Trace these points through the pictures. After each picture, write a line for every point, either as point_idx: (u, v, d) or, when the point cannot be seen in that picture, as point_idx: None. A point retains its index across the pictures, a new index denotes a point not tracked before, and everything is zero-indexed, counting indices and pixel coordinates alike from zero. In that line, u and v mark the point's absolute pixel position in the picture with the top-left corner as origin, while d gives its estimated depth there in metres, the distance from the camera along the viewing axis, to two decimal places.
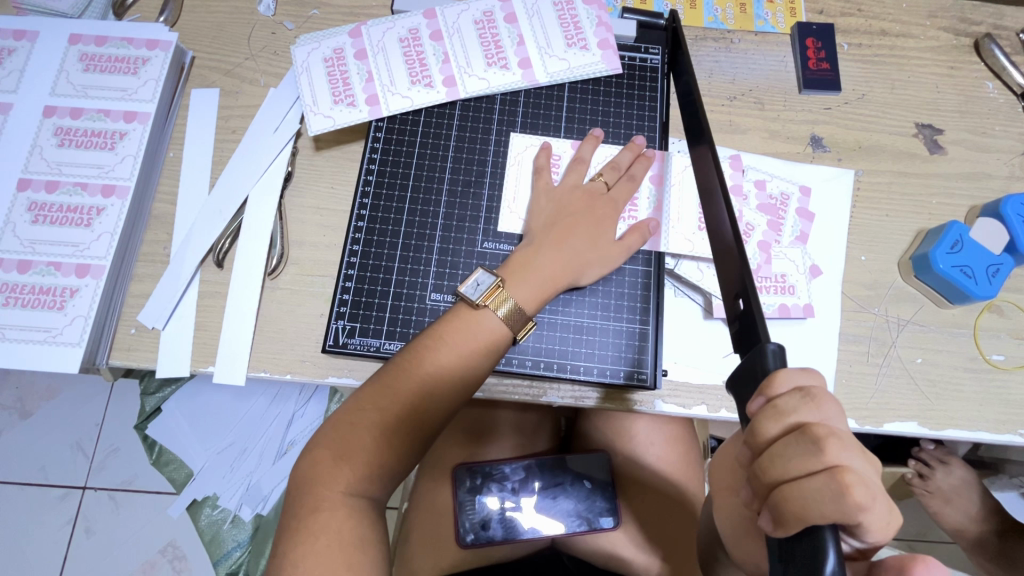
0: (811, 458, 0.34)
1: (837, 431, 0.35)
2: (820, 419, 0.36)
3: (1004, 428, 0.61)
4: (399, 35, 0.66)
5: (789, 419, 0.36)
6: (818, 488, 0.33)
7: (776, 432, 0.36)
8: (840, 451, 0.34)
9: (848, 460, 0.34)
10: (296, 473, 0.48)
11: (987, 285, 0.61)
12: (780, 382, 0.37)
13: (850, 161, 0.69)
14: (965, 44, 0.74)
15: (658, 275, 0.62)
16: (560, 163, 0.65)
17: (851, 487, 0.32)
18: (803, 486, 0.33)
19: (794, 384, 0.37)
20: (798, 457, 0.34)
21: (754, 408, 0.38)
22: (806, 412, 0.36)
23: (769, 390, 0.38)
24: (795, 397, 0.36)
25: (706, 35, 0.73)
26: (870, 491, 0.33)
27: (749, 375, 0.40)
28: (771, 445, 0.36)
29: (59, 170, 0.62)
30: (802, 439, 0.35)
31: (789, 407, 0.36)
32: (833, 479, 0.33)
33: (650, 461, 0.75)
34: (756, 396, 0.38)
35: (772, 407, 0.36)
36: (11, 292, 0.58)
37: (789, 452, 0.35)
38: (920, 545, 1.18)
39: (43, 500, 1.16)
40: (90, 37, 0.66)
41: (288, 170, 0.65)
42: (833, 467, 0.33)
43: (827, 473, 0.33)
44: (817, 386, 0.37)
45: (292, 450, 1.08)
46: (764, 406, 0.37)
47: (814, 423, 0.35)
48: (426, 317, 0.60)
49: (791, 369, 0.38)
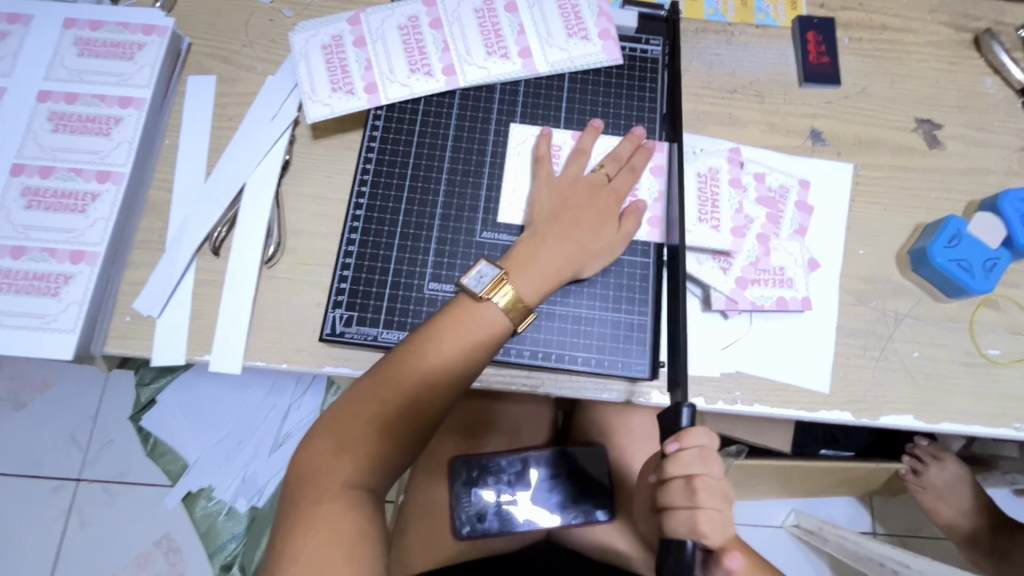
0: (685, 499, 0.47)
1: (713, 480, 0.47)
2: (705, 472, 0.47)
3: (999, 422, 0.62)
4: (398, 23, 0.66)
5: (684, 469, 0.46)
6: (680, 520, 0.46)
7: (671, 474, 0.47)
8: (706, 500, 0.46)
9: (710, 505, 0.46)
10: (295, 462, 0.48)
11: (983, 280, 0.61)
12: (689, 438, 0.46)
13: (850, 155, 0.69)
14: (965, 39, 0.74)
15: (657, 267, 0.62)
16: (560, 154, 0.65)
17: (703, 525, 0.46)
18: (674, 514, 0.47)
19: (699, 441, 0.47)
20: (676, 496, 0.47)
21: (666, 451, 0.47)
22: (695, 467, 0.47)
23: (682, 438, 0.47)
24: (693, 452, 0.47)
25: (707, 28, 0.73)
26: (720, 524, 0.46)
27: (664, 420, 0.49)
28: (668, 480, 0.48)
29: (54, 156, 0.61)
30: (685, 486, 0.46)
31: (687, 459, 0.46)
32: (692, 519, 0.46)
33: (646, 454, 0.75)
34: (670, 443, 0.47)
35: (676, 458, 0.47)
36: (4, 279, 0.58)
37: (675, 489, 0.47)
38: (913, 540, 1.19)
39: (37, 492, 1.16)
40: (86, 22, 0.65)
41: (285, 158, 0.65)
42: (697, 510, 0.46)
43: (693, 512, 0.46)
44: (711, 446, 0.47)
45: (289, 441, 1.07)
46: (670, 452, 0.47)
47: (699, 473, 0.47)
48: (424, 306, 0.60)
49: (699, 430, 0.47)
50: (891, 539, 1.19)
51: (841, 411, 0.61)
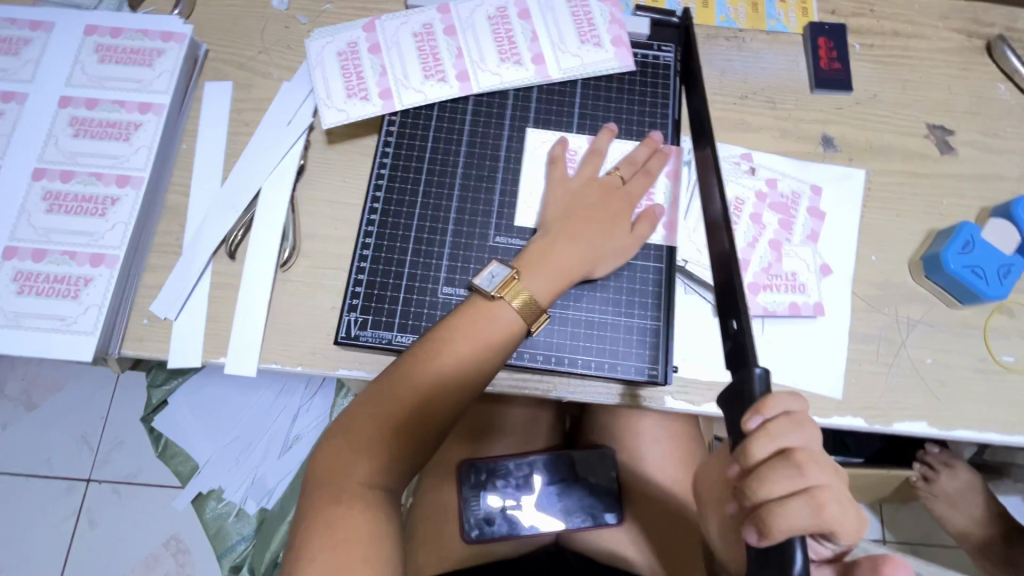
0: (793, 479, 0.38)
1: (814, 454, 0.39)
2: (804, 441, 0.40)
3: (1013, 429, 0.61)
4: (413, 30, 0.67)
5: (776, 443, 0.39)
6: (797, 510, 0.37)
7: (767, 451, 0.40)
8: (818, 473, 0.38)
9: (823, 479, 0.38)
10: (311, 464, 0.49)
11: (996, 287, 0.61)
12: (772, 406, 0.40)
13: (861, 161, 0.69)
14: (976, 45, 0.74)
15: (670, 272, 0.62)
16: (576, 157, 0.65)
17: (826, 506, 0.37)
18: (784, 505, 0.38)
19: (783, 407, 0.41)
20: (782, 478, 0.38)
21: (749, 427, 0.40)
22: (793, 436, 0.40)
23: (762, 410, 0.40)
24: (784, 421, 0.40)
25: (718, 35, 0.73)
26: (841, 507, 0.38)
27: (737, 395, 0.43)
28: (758, 464, 0.40)
29: (74, 160, 0.62)
30: (786, 462, 0.39)
31: (777, 431, 0.40)
32: (810, 500, 0.37)
33: (657, 459, 0.75)
34: (752, 416, 0.40)
35: (765, 429, 0.40)
36: (25, 281, 0.58)
37: (773, 474, 0.39)
38: (923, 548, 1.18)
39: (49, 492, 1.17)
40: (106, 29, 0.66)
41: (301, 163, 0.65)
42: (811, 488, 0.38)
43: (805, 493, 0.38)
44: (800, 410, 0.41)
45: (299, 443, 1.07)
46: (753, 428, 0.40)
47: (797, 445, 0.39)
48: (437, 310, 0.61)
49: (781, 394, 0.41)
50: (901, 547, 1.18)
51: (854, 417, 0.61)
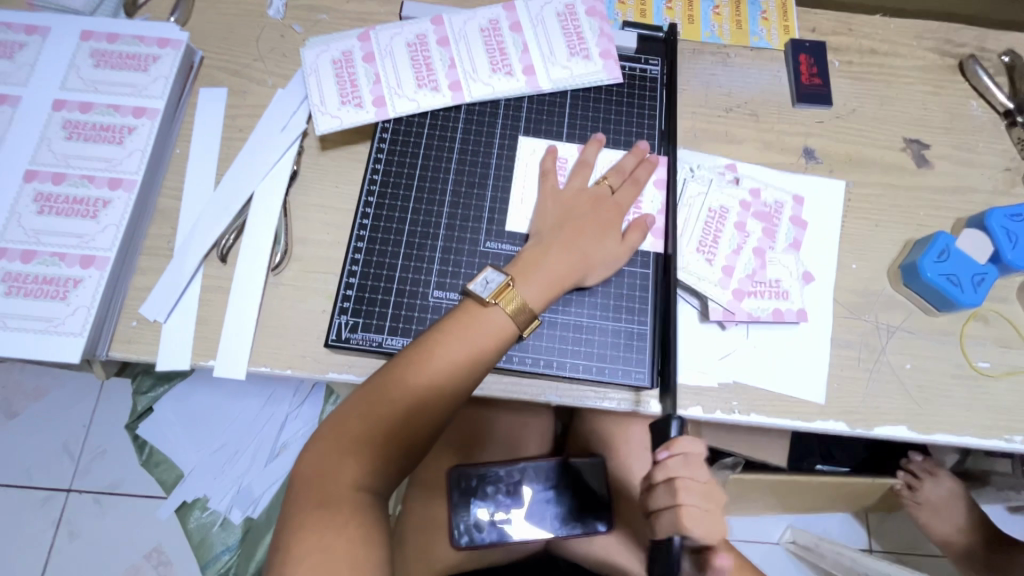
0: (674, 500, 0.51)
1: (694, 483, 0.52)
2: (693, 472, 0.52)
3: (990, 433, 0.63)
4: (407, 40, 0.68)
5: (670, 473, 0.52)
6: (668, 523, 0.51)
7: (662, 477, 0.52)
8: (693, 497, 0.51)
9: (696, 504, 0.51)
10: (299, 466, 0.49)
11: (972, 294, 0.63)
12: (678, 445, 0.51)
13: (842, 172, 0.71)
14: (950, 64, 0.77)
15: (657, 277, 0.64)
16: (566, 166, 0.67)
17: (685, 521, 0.51)
18: (661, 516, 0.52)
19: (685, 448, 0.52)
20: (667, 497, 0.52)
21: (657, 457, 0.52)
22: (682, 470, 0.52)
23: (670, 446, 0.52)
24: (680, 458, 0.52)
25: (703, 50, 0.75)
26: (704, 521, 0.51)
27: (657, 431, 0.54)
28: (656, 484, 0.53)
29: (67, 162, 0.63)
30: (671, 487, 0.51)
31: (673, 464, 0.52)
32: (679, 516, 0.51)
33: (643, 465, 0.75)
34: (660, 450, 0.52)
35: (666, 460, 0.52)
36: (13, 282, 0.58)
37: (661, 493, 0.52)
38: (909, 558, 1.19)
39: (27, 502, 1.14)
40: (102, 34, 0.67)
41: (294, 169, 0.66)
42: (683, 509, 0.51)
43: (678, 511, 0.51)
44: (698, 449, 0.52)
45: (285, 452, 1.07)
46: (660, 458, 0.52)
47: (682, 476, 0.52)
48: (428, 313, 0.61)
49: (685, 438, 0.52)
50: (887, 556, 1.19)
51: (836, 421, 0.62)
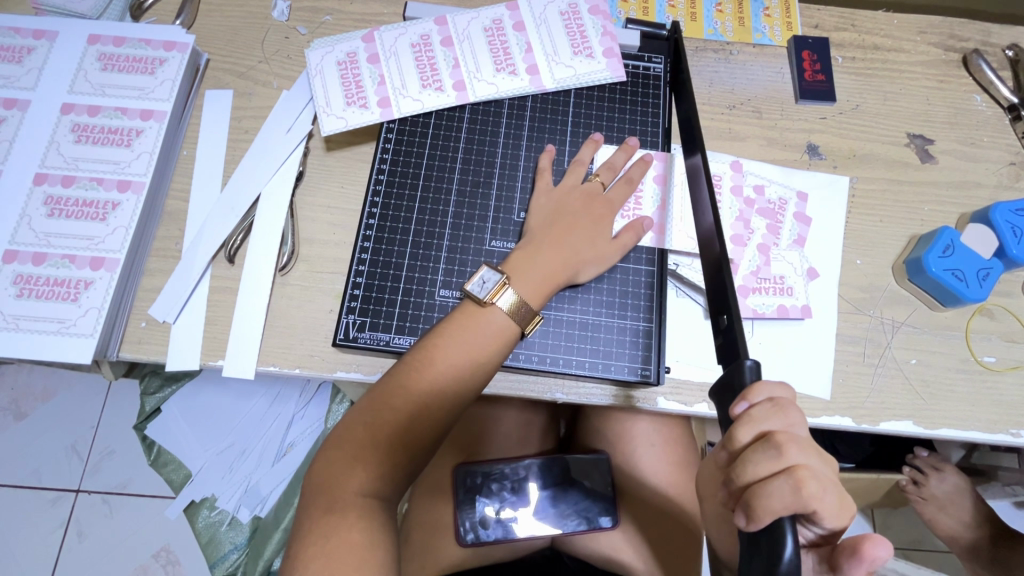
0: (773, 461, 0.40)
1: (796, 437, 0.41)
2: (786, 425, 0.41)
3: (996, 428, 0.63)
4: (411, 40, 0.69)
5: (759, 427, 0.41)
6: (777, 487, 0.38)
7: (749, 436, 0.42)
8: (798, 453, 0.40)
9: (804, 459, 0.40)
10: (310, 477, 0.50)
11: (977, 288, 0.63)
12: (757, 392, 0.42)
13: (846, 168, 0.71)
14: (954, 59, 0.77)
15: (661, 274, 0.64)
16: (597, 159, 0.68)
17: (805, 483, 0.38)
18: (767, 485, 0.39)
19: (769, 394, 0.43)
20: (763, 461, 0.40)
21: (735, 412, 0.42)
22: (773, 420, 0.41)
23: (748, 396, 0.42)
24: (766, 406, 0.42)
25: (706, 47, 0.76)
26: (821, 485, 0.39)
27: (727, 386, 0.45)
28: (744, 448, 0.42)
29: (75, 165, 0.63)
30: (767, 444, 0.40)
31: (760, 415, 0.41)
32: (791, 477, 0.39)
33: (649, 462, 0.75)
34: (738, 401, 0.42)
35: (749, 414, 0.42)
36: (24, 284, 0.59)
37: (754, 456, 0.41)
38: (915, 553, 1.19)
39: (37, 503, 1.15)
40: (109, 38, 0.67)
41: (300, 170, 0.67)
42: (791, 466, 0.39)
43: (786, 472, 0.39)
44: (787, 398, 0.43)
45: (293, 451, 1.07)
46: (739, 413, 0.42)
47: (778, 429, 0.41)
48: (434, 313, 0.62)
49: (769, 381, 0.43)
50: (894, 552, 1.19)
51: (842, 416, 0.63)
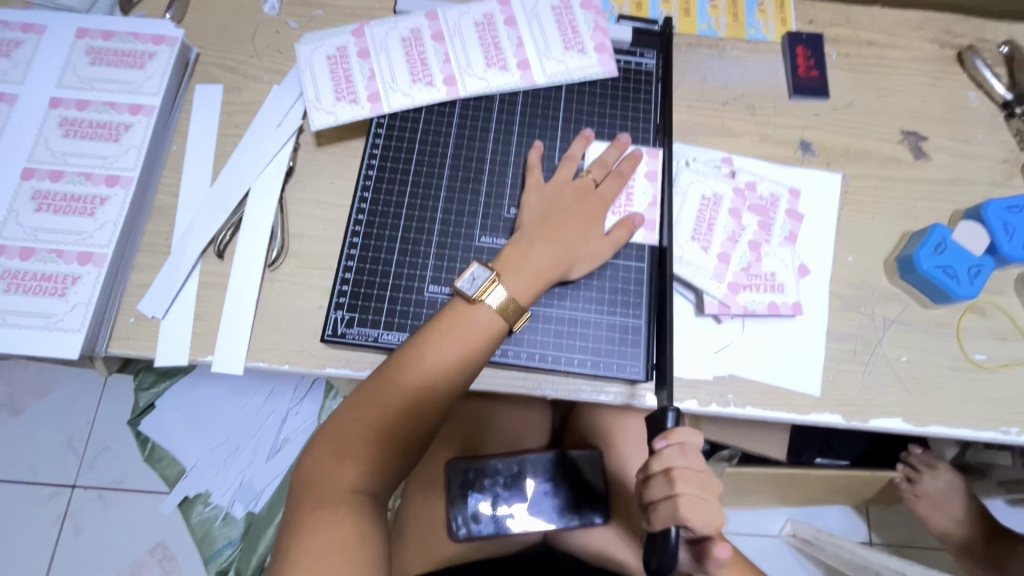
0: (668, 491, 0.49)
1: (693, 472, 0.49)
2: (689, 463, 0.50)
3: (986, 426, 0.63)
4: (401, 35, 0.68)
5: (666, 464, 0.50)
6: (666, 513, 0.48)
7: (657, 468, 0.50)
8: (688, 487, 0.49)
9: (691, 491, 0.49)
10: (297, 474, 0.51)
11: (968, 286, 0.63)
12: (675, 434, 0.50)
13: (838, 165, 0.71)
14: (948, 55, 0.76)
15: (651, 271, 0.64)
16: (589, 155, 0.67)
17: (692, 513, 0.48)
18: (661, 508, 0.49)
19: (682, 438, 0.50)
20: (661, 490, 0.49)
21: (654, 447, 0.50)
22: (678, 459, 0.50)
23: (667, 436, 0.50)
24: (676, 448, 0.50)
25: (699, 43, 0.75)
26: (704, 512, 0.48)
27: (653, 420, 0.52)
28: (651, 475, 0.51)
29: (63, 160, 0.63)
30: (666, 479, 0.49)
31: (670, 454, 0.49)
32: (677, 507, 0.48)
33: (638, 459, 0.75)
34: (657, 439, 0.50)
35: (661, 452, 0.50)
36: (12, 279, 0.59)
37: (656, 484, 0.50)
38: (909, 551, 1.19)
39: (33, 498, 1.16)
40: (97, 32, 0.67)
41: (289, 166, 0.66)
42: (678, 498, 0.49)
43: (676, 502, 0.48)
44: (695, 440, 0.50)
45: (286, 447, 1.07)
46: (656, 448, 0.50)
47: (679, 466, 0.50)
48: (423, 309, 0.61)
49: (686, 426, 0.50)
50: (887, 549, 1.19)
51: (831, 413, 0.63)
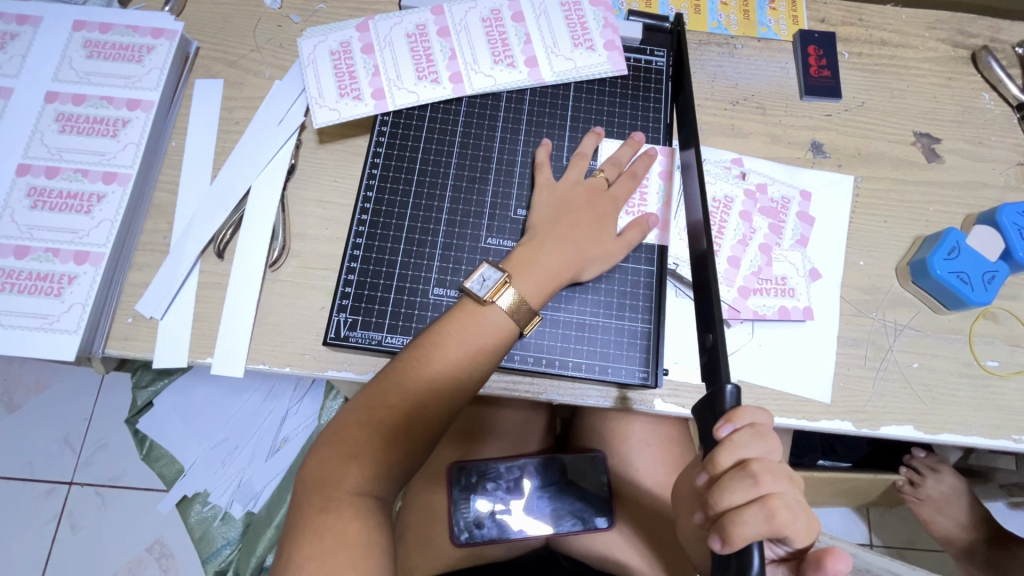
0: (748, 489, 0.41)
1: (773, 465, 0.42)
2: (764, 452, 0.42)
3: (997, 434, 0.62)
4: (406, 30, 0.67)
5: (740, 452, 0.42)
6: (750, 515, 0.40)
7: (729, 460, 0.42)
8: (773, 481, 0.41)
9: (777, 487, 0.41)
10: (301, 474, 0.49)
11: (982, 292, 0.61)
12: (741, 416, 0.43)
13: (850, 167, 0.70)
14: (962, 55, 0.75)
15: (660, 274, 0.63)
16: (599, 154, 0.66)
17: (777, 513, 0.40)
18: (741, 512, 0.40)
19: (750, 419, 0.43)
20: (738, 488, 0.41)
21: (719, 435, 0.43)
22: (753, 447, 0.42)
23: (733, 419, 0.43)
24: (748, 433, 0.43)
25: (709, 40, 0.74)
26: (792, 511, 0.41)
27: (709, 404, 0.45)
28: (722, 473, 0.43)
29: (60, 156, 0.61)
30: (743, 472, 0.42)
31: (742, 441, 0.42)
32: (764, 506, 0.40)
33: (643, 464, 0.74)
34: (723, 424, 0.43)
35: (731, 440, 0.42)
36: (7, 278, 0.57)
37: (732, 483, 0.42)
38: (910, 553, 1.19)
39: (29, 495, 1.14)
40: (95, 24, 0.65)
41: (291, 163, 0.65)
42: (765, 496, 0.41)
43: (760, 501, 0.40)
44: (766, 424, 0.44)
45: (286, 446, 1.06)
46: (723, 436, 0.43)
47: (756, 456, 0.42)
48: (428, 312, 0.60)
49: (753, 407, 0.44)
50: (889, 551, 1.19)
51: (842, 420, 0.61)
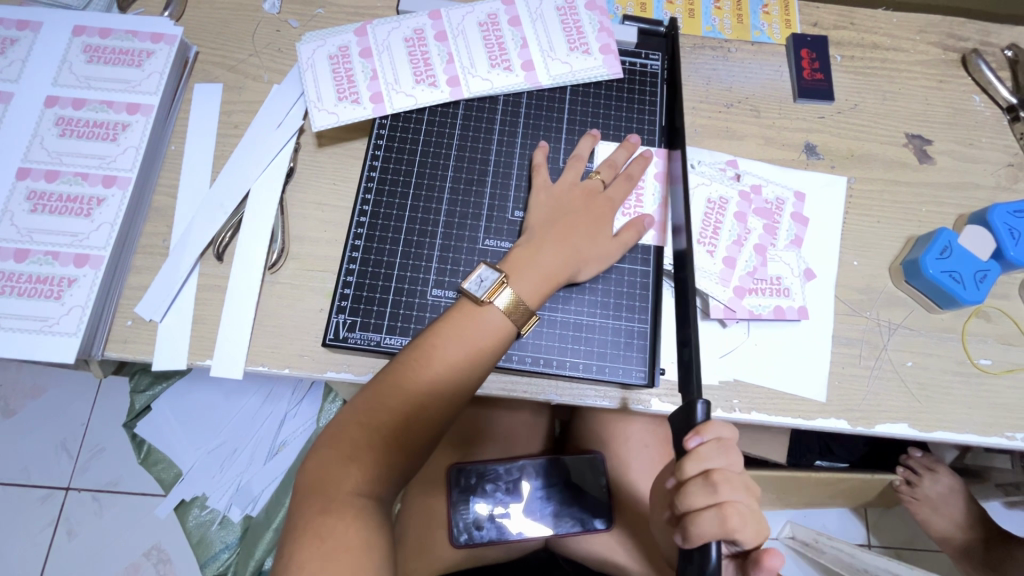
0: (708, 496, 0.43)
1: (733, 475, 0.43)
2: (726, 462, 0.44)
3: (990, 431, 0.63)
4: (404, 35, 0.67)
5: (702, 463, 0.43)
6: (706, 521, 0.42)
7: (693, 470, 0.44)
8: (730, 491, 0.42)
9: (733, 496, 0.43)
10: (300, 475, 0.49)
11: (974, 290, 0.63)
12: (708, 430, 0.43)
13: (843, 168, 0.71)
14: (953, 58, 0.76)
15: (657, 275, 0.63)
16: (596, 156, 0.67)
17: (731, 519, 0.42)
18: (699, 515, 0.42)
19: (716, 433, 0.44)
20: (699, 494, 0.43)
21: (687, 446, 0.44)
22: (715, 458, 0.43)
23: (700, 431, 0.44)
24: (713, 445, 0.44)
25: (704, 44, 0.75)
26: (744, 519, 0.42)
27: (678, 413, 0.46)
28: (686, 479, 0.44)
29: (59, 160, 0.62)
30: (704, 481, 0.43)
31: (705, 453, 0.43)
32: (719, 513, 0.42)
33: (641, 465, 0.74)
34: (691, 436, 0.43)
35: (694, 453, 0.43)
36: (6, 281, 0.58)
37: (693, 490, 0.43)
38: (907, 553, 1.19)
39: (25, 501, 1.14)
40: (95, 29, 0.66)
41: (290, 166, 0.65)
42: (721, 504, 0.42)
43: (716, 507, 0.42)
44: (730, 436, 0.45)
45: (284, 450, 1.06)
46: (689, 447, 0.44)
47: (718, 467, 0.43)
48: (427, 313, 0.61)
49: (718, 421, 0.44)
50: (886, 551, 1.19)
51: (837, 419, 0.62)
